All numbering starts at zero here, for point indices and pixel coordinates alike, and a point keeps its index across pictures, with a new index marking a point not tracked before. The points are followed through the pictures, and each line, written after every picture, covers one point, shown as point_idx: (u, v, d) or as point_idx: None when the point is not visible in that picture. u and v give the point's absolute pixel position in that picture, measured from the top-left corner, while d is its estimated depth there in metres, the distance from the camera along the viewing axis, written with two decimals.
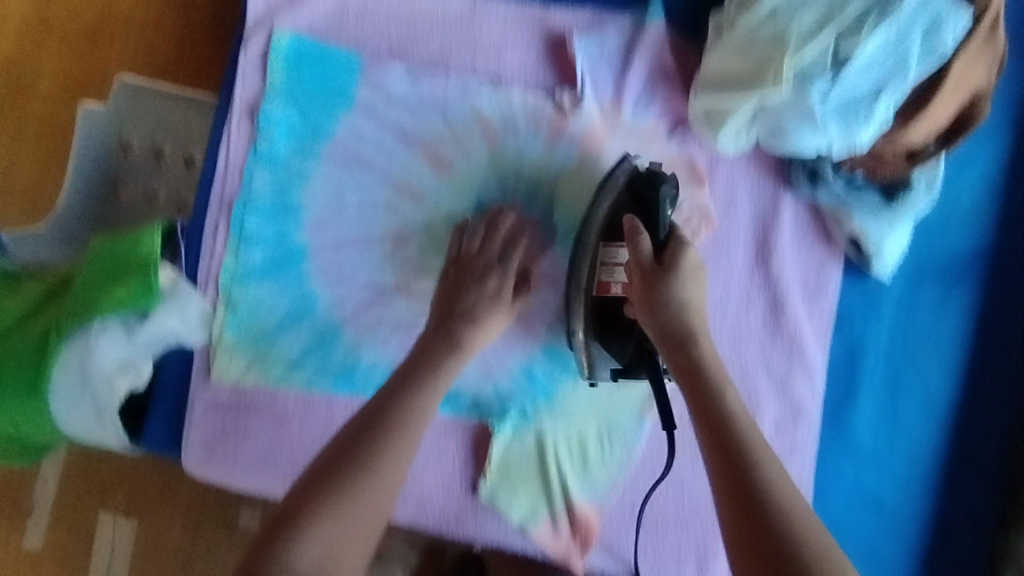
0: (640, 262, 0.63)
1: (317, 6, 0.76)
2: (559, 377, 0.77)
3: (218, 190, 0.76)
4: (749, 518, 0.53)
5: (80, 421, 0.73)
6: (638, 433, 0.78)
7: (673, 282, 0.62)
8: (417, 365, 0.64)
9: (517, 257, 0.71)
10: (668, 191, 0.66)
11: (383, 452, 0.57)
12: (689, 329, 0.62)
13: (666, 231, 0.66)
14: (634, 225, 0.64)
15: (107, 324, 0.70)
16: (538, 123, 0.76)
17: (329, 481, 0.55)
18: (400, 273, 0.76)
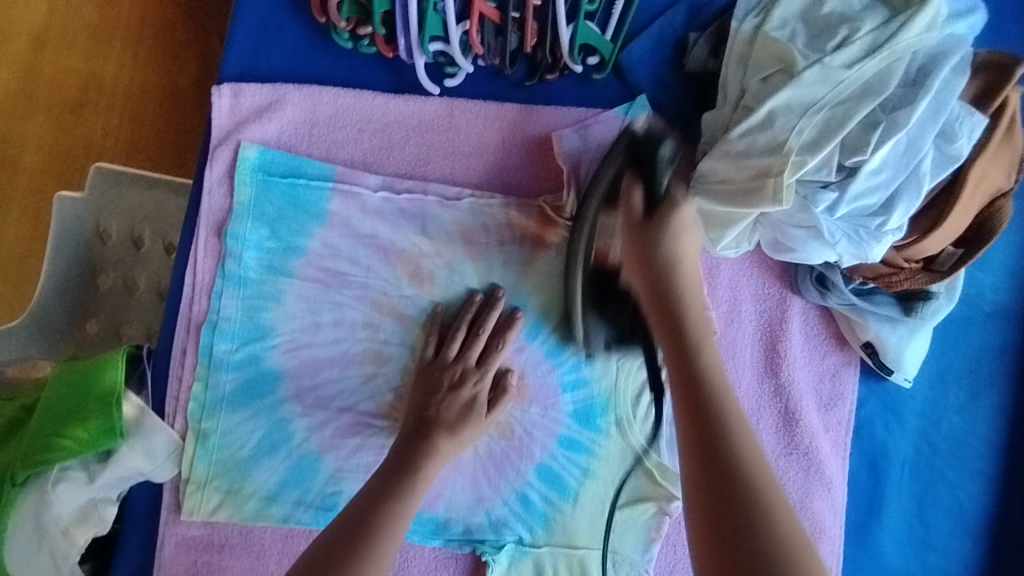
0: (631, 218, 0.62)
1: (285, 114, 0.72)
2: (557, 500, 0.70)
3: (186, 313, 0.72)
4: (724, 500, 0.47)
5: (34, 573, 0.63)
6: (647, 560, 0.69)
7: (662, 232, 0.61)
8: (406, 453, 0.63)
9: (496, 361, 0.69)
10: (666, 154, 0.64)
11: (394, 524, 0.57)
12: (675, 287, 0.60)
13: (666, 189, 0.63)
14: (631, 185, 0.63)
15: (67, 468, 0.65)
16: (523, 230, 0.72)
17: (349, 550, 0.53)
18: (382, 393, 0.71)
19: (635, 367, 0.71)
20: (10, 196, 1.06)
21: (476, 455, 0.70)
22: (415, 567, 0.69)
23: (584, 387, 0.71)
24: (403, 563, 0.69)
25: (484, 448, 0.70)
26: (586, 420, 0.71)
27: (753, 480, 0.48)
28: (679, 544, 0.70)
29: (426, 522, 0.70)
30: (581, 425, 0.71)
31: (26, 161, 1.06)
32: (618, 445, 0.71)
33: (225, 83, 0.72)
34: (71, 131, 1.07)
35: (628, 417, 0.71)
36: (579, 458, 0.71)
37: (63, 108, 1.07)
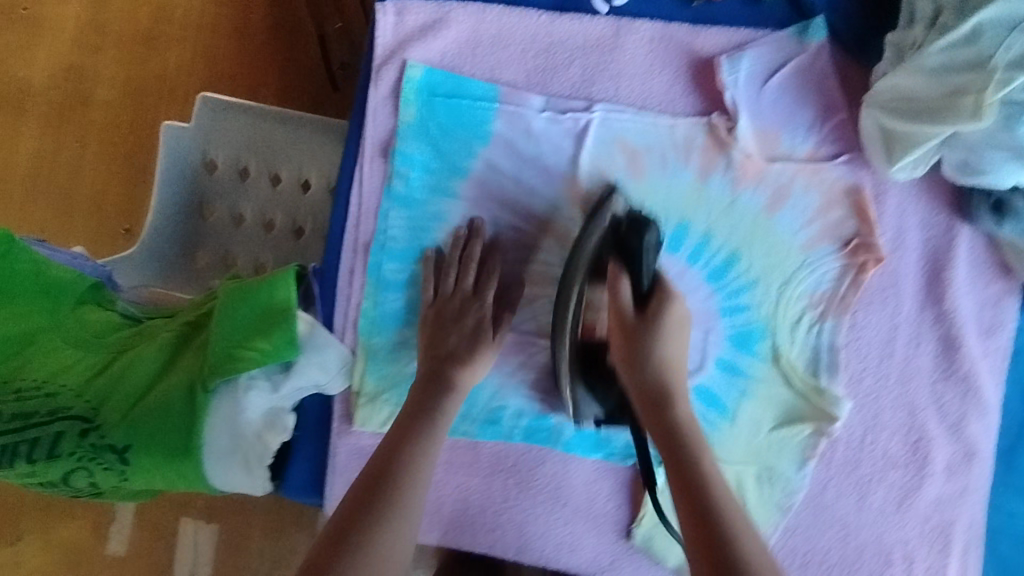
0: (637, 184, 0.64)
1: (450, 33, 0.71)
2: (715, 419, 0.72)
3: (353, 234, 0.73)
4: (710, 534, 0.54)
5: (233, 468, 0.67)
6: (802, 476, 0.72)
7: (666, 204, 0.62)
8: (423, 397, 0.64)
9: (492, 283, 0.70)
10: (653, 239, 0.64)
11: (411, 472, 0.59)
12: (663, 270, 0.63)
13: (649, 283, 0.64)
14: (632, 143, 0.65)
15: (253, 377, 0.68)
16: (688, 151, 0.71)
17: (376, 505, 0.57)
18: (540, 318, 0.73)
19: (796, 294, 0.72)
20: (86, 127, 1.22)
21: None
22: (576, 477, 0.74)
23: (745, 312, 0.72)
24: (566, 473, 0.73)
25: None
26: (744, 345, 0.72)
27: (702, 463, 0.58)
28: (833, 461, 0.73)
29: (589, 437, 0.73)
30: (740, 350, 0.72)
31: (102, 96, 1.23)
32: (773, 369, 0.72)
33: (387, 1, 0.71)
34: (147, 70, 1.23)
35: (787, 343, 0.72)
36: (737, 381, 0.72)
37: (137, 43, 1.23)
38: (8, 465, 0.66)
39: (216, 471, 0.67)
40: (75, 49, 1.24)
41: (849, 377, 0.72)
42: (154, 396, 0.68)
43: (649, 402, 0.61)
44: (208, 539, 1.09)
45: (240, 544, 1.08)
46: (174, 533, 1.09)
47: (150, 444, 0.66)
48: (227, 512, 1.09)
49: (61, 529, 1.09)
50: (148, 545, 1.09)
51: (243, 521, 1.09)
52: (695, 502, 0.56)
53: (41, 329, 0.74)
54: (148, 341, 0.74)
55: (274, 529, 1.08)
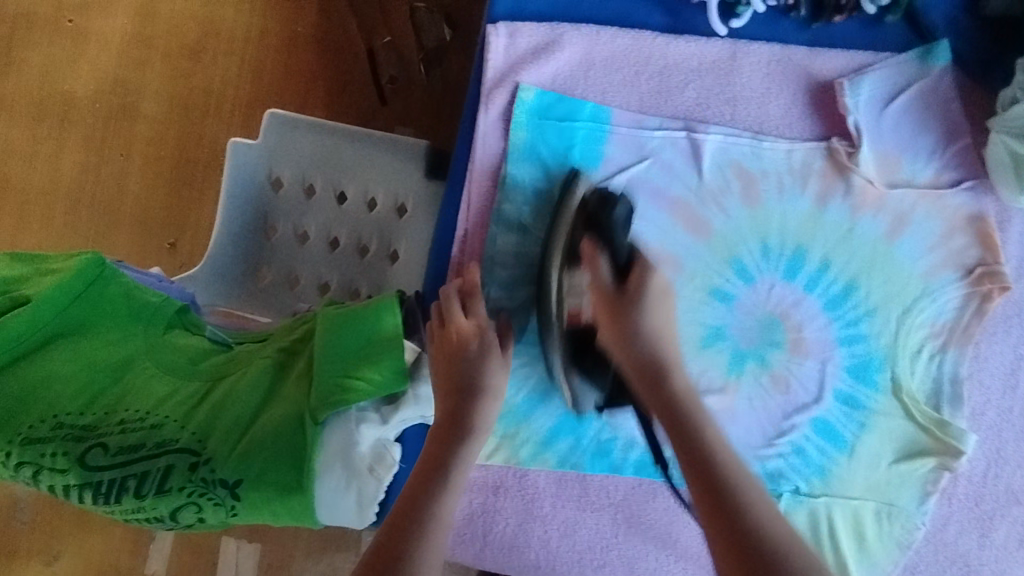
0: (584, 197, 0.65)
1: (563, 56, 0.70)
2: (833, 452, 0.70)
3: (458, 259, 0.71)
4: (729, 517, 0.53)
5: (342, 503, 0.65)
6: (924, 512, 0.69)
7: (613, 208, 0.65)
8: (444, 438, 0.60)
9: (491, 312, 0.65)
10: (621, 214, 0.65)
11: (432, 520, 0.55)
12: (637, 255, 0.64)
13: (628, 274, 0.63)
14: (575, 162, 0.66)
15: (363, 409, 0.67)
16: (805, 175, 0.70)
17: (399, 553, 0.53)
18: None
19: (916, 324, 0.70)
20: (132, 141, 1.21)
21: (750, 407, 0.70)
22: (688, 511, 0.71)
23: (863, 342, 0.70)
24: (678, 507, 0.71)
25: (759, 401, 0.70)
26: (863, 377, 0.70)
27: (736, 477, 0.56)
28: (955, 497, 0.70)
29: None
30: (859, 381, 0.70)
31: (148, 110, 1.21)
32: (893, 401, 0.70)
33: (500, 22, 0.70)
34: (194, 85, 1.21)
35: (907, 374, 0.69)
36: (857, 413, 0.70)
37: (184, 57, 1.22)
38: (114, 500, 0.64)
39: (325, 506, 0.65)
40: (121, 63, 1.22)
41: (971, 409, 0.70)
42: (261, 426, 0.67)
43: (640, 365, 0.62)
44: (251, 559, 1.06)
45: (283, 563, 1.06)
46: (215, 553, 1.07)
47: (259, 480, 0.63)
48: (269, 533, 1.06)
49: (98, 549, 1.07)
50: (188, 563, 1.07)
51: (286, 541, 1.06)
52: (715, 496, 0.54)
53: (135, 356, 0.72)
54: (244, 367, 0.72)
55: (318, 547, 1.06)
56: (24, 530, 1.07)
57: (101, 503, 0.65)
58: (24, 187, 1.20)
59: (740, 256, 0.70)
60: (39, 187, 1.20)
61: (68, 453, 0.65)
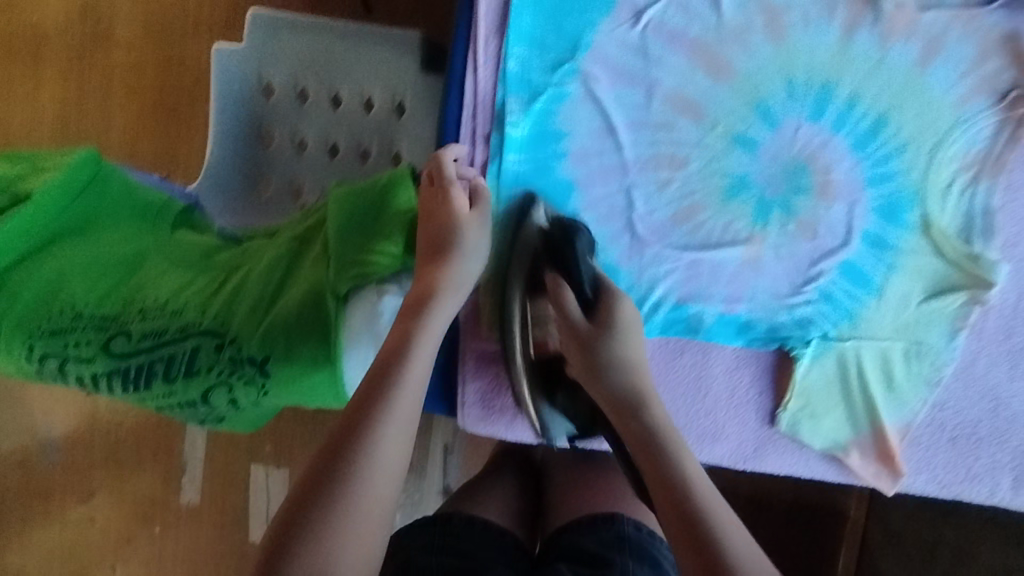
0: (574, 331, 0.62)
1: None
2: (862, 296, 0.69)
3: (468, 125, 0.68)
4: (677, 506, 0.51)
5: None
6: (953, 348, 0.69)
7: (609, 343, 0.61)
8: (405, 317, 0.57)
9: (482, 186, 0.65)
10: (582, 244, 0.64)
11: (378, 412, 0.50)
12: (638, 395, 0.59)
13: (590, 283, 0.63)
14: (556, 283, 0.64)
15: (384, 282, 0.65)
16: (832, 5, 0.65)
17: (342, 444, 0.49)
18: (645, 211, 0.69)
19: (948, 157, 0.67)
20: (109, 69, 1.16)
21: (776, 257, 0.69)
22: (716, 366, 0.71)
23: (893, 180, 0.68)
24: (706, 363, 0.71)
25: (785, 249, 0.69)
26: (893, 217, 0.68)
27: (679, 478, 0.53)
28: (985, 333, 0.69)
29: (730, 323, 0.70)
30: (888, 222, 0.68)
31: (123, 37, 1.15)
32: (922, 239, 0.68)
33: None
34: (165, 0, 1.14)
35: (938, 211, 0.68)
36: (885, 254, 0.69)
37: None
38: (144, 385, 0.63)
39: (352, 379, 0.64)
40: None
41: (1005, 241, 0.67)
42: (283, 305, 0.66)
43: (603, 359, 0.61)
44: (280, 484, 1.07)
45: None
46: (245, 481, 1.08)
47: (286, 354, 0.63)
48: (294, 457, 1.06)
49: (129, 480, 1.09)
50: (219, 488, 1.08)
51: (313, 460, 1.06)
52: (678, 512, 0.51)
53: (146, 252, 0.71)
54: (259, 258, 0.72)
55: None
56: (55, 469, 1.10)
57: (131, 390, 0.64)
58: (5, 126, 1.17)
59: (763, 98, 0.67)
60: (22, 126, 1.17)
61: (93, 341, 0.64)
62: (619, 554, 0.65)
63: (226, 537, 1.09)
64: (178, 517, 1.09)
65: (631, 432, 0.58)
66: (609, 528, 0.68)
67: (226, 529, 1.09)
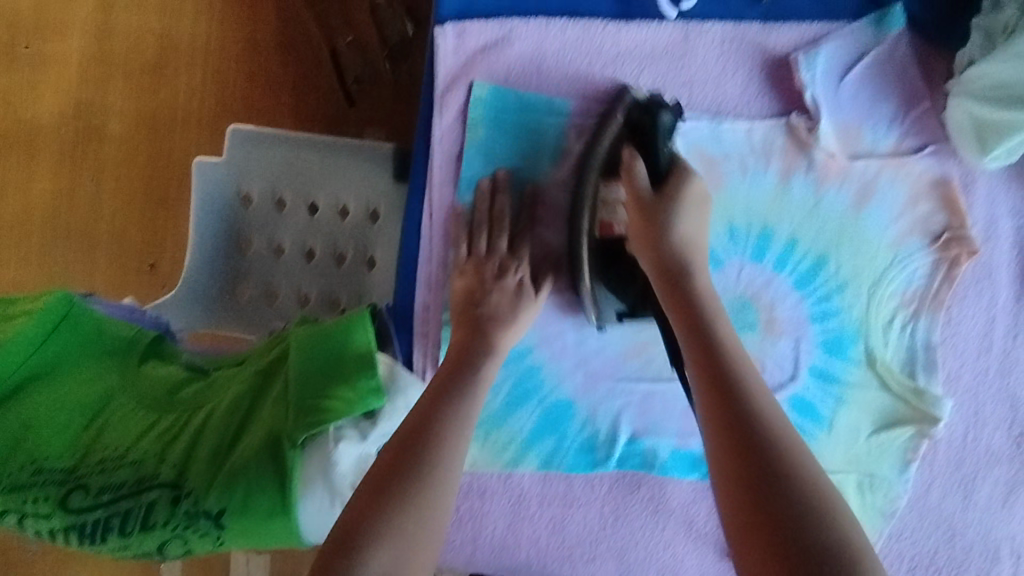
0: (638, 196, 0.61)
1: (513, 51, 0.68)
2: (813, 428, 0.70)
3: (424, 268, 0.71)
4: (744, 454, 0.45)
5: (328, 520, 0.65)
6: (906, 479, 0.70)
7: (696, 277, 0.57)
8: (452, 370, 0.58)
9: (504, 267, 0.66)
10: (667, 119, 0.64)
11: (433, 448, 0.51)
12: (686, 261, 0.58)
13: (666, 164, 0.63)
14: (632, 158, 0.62)
15: (341, 427, 0.66)
16: (767, 152, 0.69)
17: (393, 474, 0.49)
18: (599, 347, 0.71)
19: (887, 294, 0.69)
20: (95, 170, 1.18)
21: None
22: (673, 499, 0.72)
23: (836, 316, 0.70)
24: (663, 496, 0.72)
25: None
26: (837, 352, 0.70)
27: (759, 416, 0.47)
28: (936, 463, 0.70)
29: (684, 457, 0.71)
30: (834, 357, 0.70)
31: (113, 130, 1.15)
32: (868, 372, 0.70)
33: (448, 22, 0.67)
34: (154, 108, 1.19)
35: (881, 346, 0.70)
36: (833, 388, 0.70)
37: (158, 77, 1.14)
38: (100, 540, 0.64)
39: (309, 523, 0.65)
40: (82, 86, 1.16)
41: (947, 374, 0.70)
42: (241, 450, 0.66)
43: (695, 345, 0.52)
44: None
45: None
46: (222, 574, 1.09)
47: (240, 505, 0.64)
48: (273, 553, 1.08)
49: None
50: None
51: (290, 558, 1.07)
52: (743, 446, 0.46)
53: (112, 392, 0.72)
54: (221, 395, 0.72)
55: None
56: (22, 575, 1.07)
57: (88, 543, 0.65)
58: None
59: (707, 240, 0.69)
60: None
61: (50, 497, 0.65)
62: None
63: None
64: None
65: (698, 366, 0.50)
66: None
67: None
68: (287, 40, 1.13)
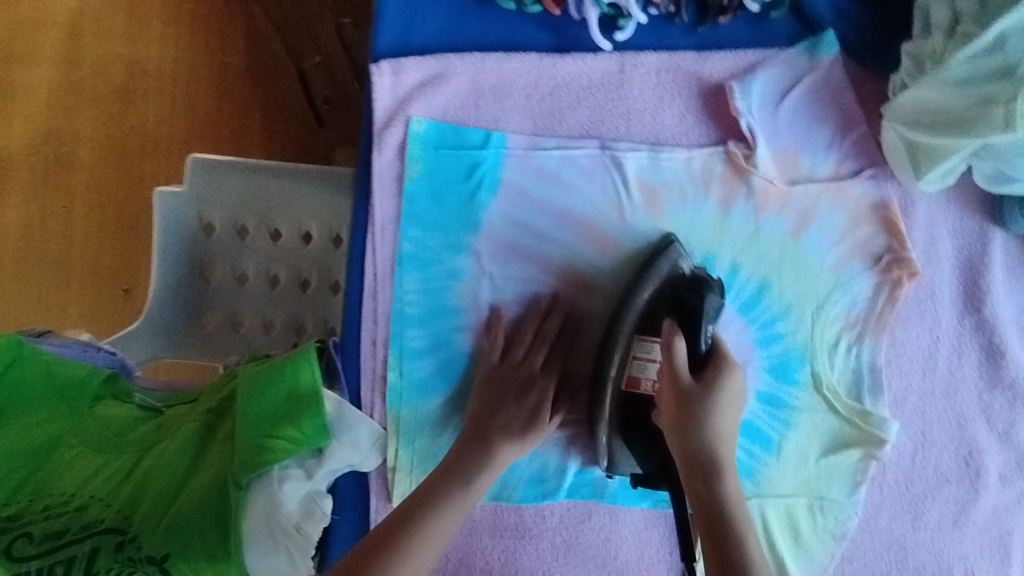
0: (676, 383, 0.60)
1: (450, 87, 0.69)
2: (761, 453, 0.70)
3: (371, 304, 0.71)
4: (709, 497, 0.58)
5: (272, 559, 0.64)
6: (856, 501, 0.70)
7: (709, 408, 0.59)
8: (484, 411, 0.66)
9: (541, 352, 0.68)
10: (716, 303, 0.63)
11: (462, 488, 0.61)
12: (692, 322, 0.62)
13: (710, 337, 0.63)
14: (671, 332, 0.61)
15: (286, 466, 0.66)
16: (707, 181, 0.69)
17: (409, 524, 0.56)
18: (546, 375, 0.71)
19: (831, 318, 0.70)
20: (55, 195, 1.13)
21: None
22: (625, 527, 0.72)
23: (780, 341, 0.70)
24: (614, 525, 0.72)
25: None
26: (783, 377, 0.70)
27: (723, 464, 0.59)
28: (886, 484, 0.70)
29: (634, 486, 0.72)
30: (780, 381, 0.70)
31: (84, 158, 1.13)
32: (815, 396, 0.70)
33: (382, 60, 0.69)
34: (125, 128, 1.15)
35: (827, 369, 0.70)
36: (781, 413, 0.70)
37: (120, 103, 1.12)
38: None
39: (253, 563, 0.64)
40: (51, 112, 1.13)
41: (893, 396, 0.70)
42: (189, 493, 0.67)
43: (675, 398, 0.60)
44: None
45: None
46: None
47: (184, 547, 0.64)
48: None
49: None
50: None
51: None
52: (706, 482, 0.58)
53: (63, 434, 0.72)
54: (171, 435, 0.71)
55: None
56: None
57: None
58: None
59: None
60: None
61: None
62: None
63: None
64: None
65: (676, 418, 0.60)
66: None
67: None
68: (257, 64, 1.11)
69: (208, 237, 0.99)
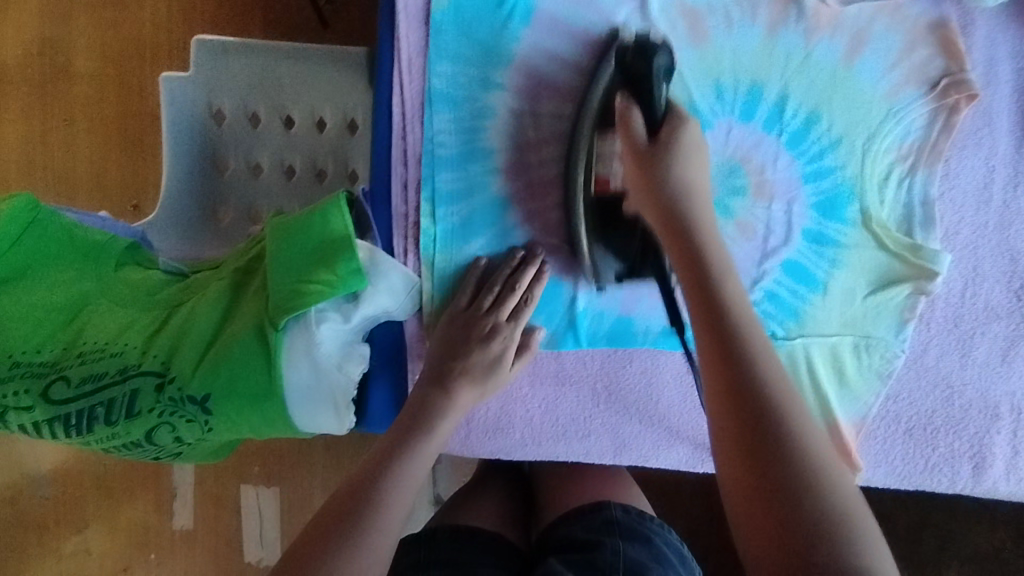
0: (667, 217, 0.57)
1: None
2: (806, 293, 0.69)
3: (400, 146, 0.67)
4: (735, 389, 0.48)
5: (312, 397, 0.64)
6: (903, 340, 0.69)
7: (672, 160, 0.58)
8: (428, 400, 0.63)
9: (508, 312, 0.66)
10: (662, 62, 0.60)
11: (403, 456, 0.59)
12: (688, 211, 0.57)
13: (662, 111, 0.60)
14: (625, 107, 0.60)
15: (322, 309, 0.64)
16: (754, 5, 0.65)
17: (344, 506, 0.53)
18: None
19: (883, 149, 0.67)
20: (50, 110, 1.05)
21: None
22: (666, 372, 0.71)
23: (829, 176, 0.67)
24: (656, 369, 0.71)
25: None
26: (832, 213, 0.68)
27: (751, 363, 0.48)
28: (933, 322, 0.69)
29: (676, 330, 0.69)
30: (827, 218, 0.68)
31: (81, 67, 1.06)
32: (863, 233, 0.68)
33: None
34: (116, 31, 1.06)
35: (877, 204, 0.67)
36: (828, 251, 0.68)
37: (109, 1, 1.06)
38: (87, 429, 0.65)
39: (294, 402, 0.64)
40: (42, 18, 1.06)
41: (945, 230, 0.68)
42: (224, 339, 0.65)
43: (692, 275, 0.54)
44: (272, 499, 1.09)
45: (301, 497, 1.09)
46: (236, 501, 1.09)
47: (224, 388, 0.63)
48: (284, 473, 1.09)
49: (118, 509, 1.08)
50: (210, 509, 1.10)
51: (303, 472, 1.09)
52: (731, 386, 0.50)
53: (91, 293, 0.70)
54: (204, 290, 0.69)
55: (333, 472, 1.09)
56: (47, 503, 1.07)
57: (75, 433, 0.65)
58: None
59: (692, 102, 0.66)
60: None
61: (31, 390, 0.64)
62: (610, 531, 0.67)
63: (220, 556, 1.10)
64: (171, 545, 1.09)
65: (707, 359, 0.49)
66: (597, 514, 0.70)
67: (218, 548, 1.10)
68: None
69: (219, 125, 0.91)
